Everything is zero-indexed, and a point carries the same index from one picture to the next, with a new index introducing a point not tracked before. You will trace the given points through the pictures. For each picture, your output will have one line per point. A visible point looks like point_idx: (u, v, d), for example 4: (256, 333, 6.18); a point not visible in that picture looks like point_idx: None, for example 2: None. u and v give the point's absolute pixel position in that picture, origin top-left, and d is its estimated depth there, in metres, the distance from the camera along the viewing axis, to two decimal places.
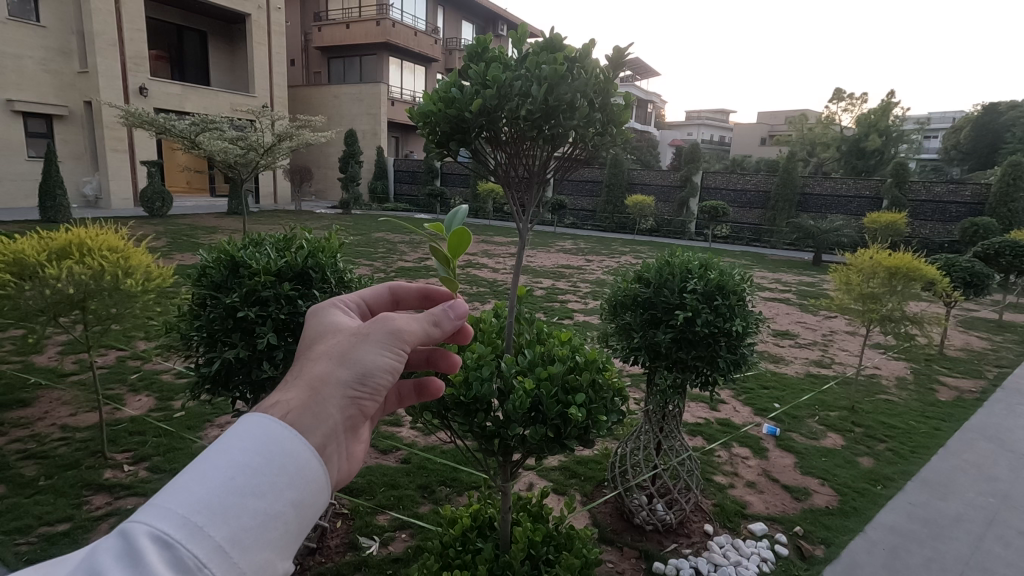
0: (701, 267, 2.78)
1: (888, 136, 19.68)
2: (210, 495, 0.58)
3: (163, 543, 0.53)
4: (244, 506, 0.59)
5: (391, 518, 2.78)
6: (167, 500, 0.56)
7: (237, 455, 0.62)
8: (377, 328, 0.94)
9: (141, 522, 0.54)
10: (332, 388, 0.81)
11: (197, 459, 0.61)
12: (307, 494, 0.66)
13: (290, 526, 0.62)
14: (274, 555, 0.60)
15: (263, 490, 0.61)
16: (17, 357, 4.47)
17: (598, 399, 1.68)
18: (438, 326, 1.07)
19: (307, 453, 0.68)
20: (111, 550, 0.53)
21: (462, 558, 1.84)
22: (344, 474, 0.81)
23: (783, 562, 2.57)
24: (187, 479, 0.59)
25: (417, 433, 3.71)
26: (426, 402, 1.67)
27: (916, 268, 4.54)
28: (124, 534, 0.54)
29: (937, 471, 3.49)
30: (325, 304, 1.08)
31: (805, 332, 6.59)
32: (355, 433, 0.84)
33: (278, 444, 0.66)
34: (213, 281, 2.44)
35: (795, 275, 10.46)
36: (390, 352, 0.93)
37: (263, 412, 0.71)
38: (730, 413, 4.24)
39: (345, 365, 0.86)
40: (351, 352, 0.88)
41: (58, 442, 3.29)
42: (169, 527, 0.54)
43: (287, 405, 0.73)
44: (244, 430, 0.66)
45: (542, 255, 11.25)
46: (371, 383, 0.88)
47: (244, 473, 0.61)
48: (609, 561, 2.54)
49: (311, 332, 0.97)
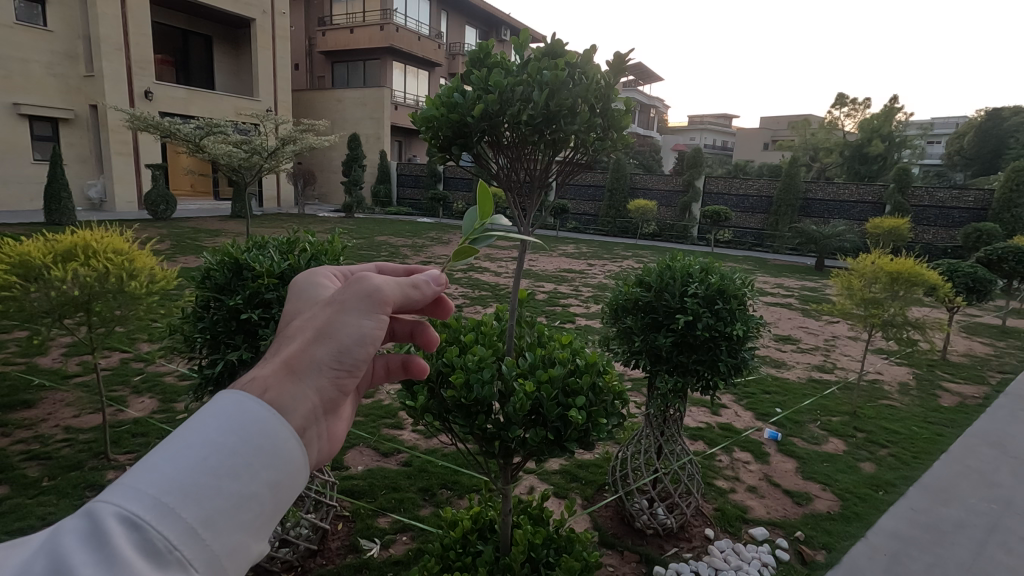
0: (702, 271, 2.79)
1: (891, 141, 19.58)
2: (183, 475, 0.58)
3: (131, 524, 0.53)
4: (217, 489, 0.59)
5: (392, 520, 2.79)
6: (134, 482, 0.56)
7: (212, 434, 0.63)
8: (355, 294, 0.92)
9: (108, 502, 0.54)
10: (311, 367, 0.81)
11: (171, 437, 0.62)
12: (282, 474, 0.66)
13: (264, 508, 0.63)
14: (249, 538, 0.61)
15: (236, 471, 0.61)
16: (22, 357, 4.51)
17: (599, 399, 1.70)
18: (421, 288, 1.06)
19: (283, 433, 0.68)
20: (75, 531, 0.53)
21: (462, 559, 1.86)
22: (326, 452, 0.81)
23: (783, 566, 2.58)
24: (160, 458, 0.59)
25: (419, 436, 3.71)
26: (428, 403, 1.67)
27: (919, 273, 4.50)
28: (91, 513, 0.54)
29: (939, 477, 3.48)
30: (308, 274, 1.07)
31: (806, 337, 6.59)
32: (336, 410, 0.84)
33: (253, 423, 0.66)
34: (216, 282, 2.44)
35: (797, 280, 10.46)
36: (370, 319, 0.92)
37: (239, 390, 0.70)
38: (732, 417, 4.24)
39: (322, 341, 0.85)
40: (330, 326, 0.87)
41: (61, 443, 3.31)
42: (138, 508, 0.54)
43: (264, 383, 0.72)
44: (218, 409, 0.66)
45: (544, 259, 11.25)
46: (353, 358, 0.88)
47: (216, 454, 0.61)
48: (609, 564, 2.54)
49: (294, 310, 0.98)
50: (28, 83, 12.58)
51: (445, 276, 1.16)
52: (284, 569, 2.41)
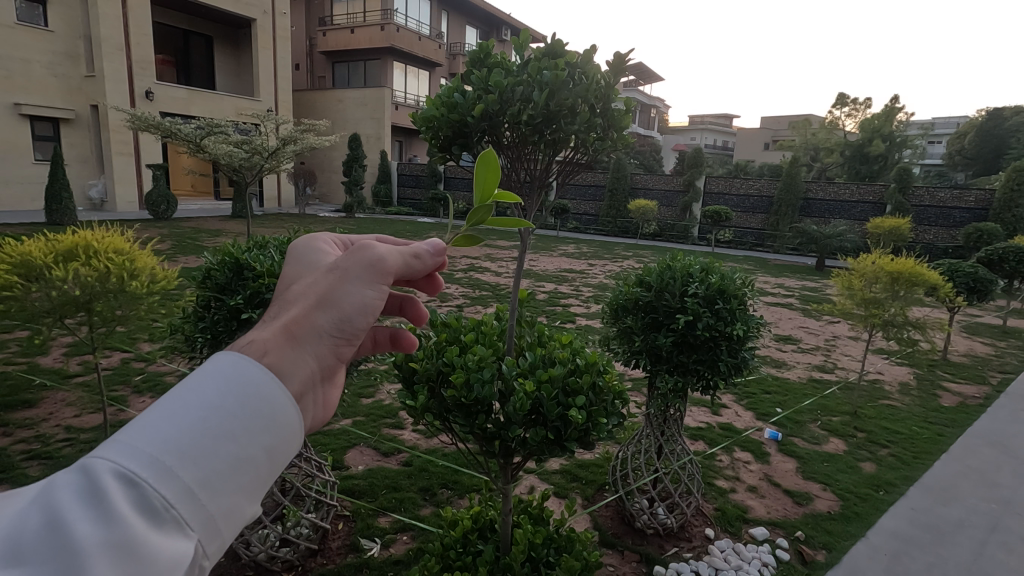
0: (702, 271, 2.80)
1: (892, 141, 19.55)
2: (179, 434, 0.56)
3: (128, 482, 0.52)
4: (215, 451, 0.57)
5: (393, 520, 2.79)
6: (131, 439, 0.55)
7: (209, 395, 0.61)
8: (357, 262, 0.90)
9: (104, 458, 0.53)
10: (312, 332, 0.78)
11: (167, 395, 0.60)
12: (281, 439, 0.64)
13: (261, 472, 0.61)
14: (246, 502, 0.60)
15: (234, 433, 0.59)
16: (23, 357, 4.51)
17: (599, 399, 1.71)
18: (420, 257, 1.06)
19: (283, 398, 0.66)
20: (71, 489, 0.53)
21: (463, 559, 1.86)
22: (321, 420, 0.79)
23: (784, 566, 2.58)
24: (156, 415, 0.58)
25: (419, 436, 3.71)
26: (428, 402, 1.67)
27: (919, 273, 4.50)
28: (86, 469, 0.53)
29: (940, 476, 3.48)
30: (307, 239, 1.05)
31: (806, 337, 6.58)
32: (333, 379, 0.82)
33: (251, 385, 0.63)
34: (216, 282, 2.44)
35: (797, 280, 10.46)
36: (372, 287, 0.90)
37: (237, 352, 0.68)
38: (732, 418, 4.23)
39: (324, 306, 0.83)
40: (332, 292, 0.85)
41: (62, 443, 3.32)
42: (134, 465, 0.53)
43: (263, 346, 0.70)
44: (217, 369, 0.64)
45: (545, 259, 11.25)
46: (354, 327, 0.85)
47: (214, 414, 0.59)
48: (609, 564, 2.55)
49: (294, 274, 0.96)
50: (29, 83, 12.59)
51: (444, 248, 1.15)
52: (285, 569, 2.42)
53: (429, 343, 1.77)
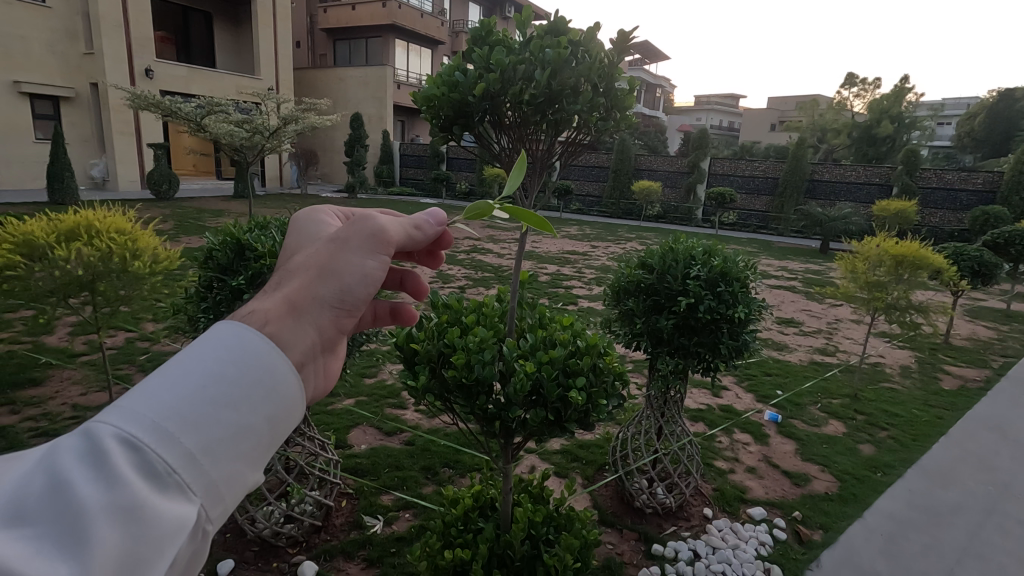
0: (705, 254, 2.78)
1: (901, 123, 19.23)
2: (177, 402, 0.56)
3: (131, 446, 0.53)
4: (215, 420, 0.57)
5: (395, 498, 2.84)
6: (133, 403, 0.56)
7: (209, 363, 0.61)
8: (357, 231, 0.90)
9: (106, 422, 0.54)
10: (313, 304, 0.78)
11: (167, 362, 0.60)
12: (281, 406, 0.64)
13: (262, 438, 0.61)
14: (247, 468, 0.60)
15: (233, 401, 0.59)
16: (29, 337, 4.54)
17: (600, 381, 1.72)
18: (420, 230, 1.05)
19: (283, 366, 0.65)
20: (74, 451, 0.54)
21: (464, 537, 1.90)
22: (322, 390, 0.80)
23: (781, 546, 2.63)
24: (157, 381, 0.58)
25: (421, 416, 3.75)
26: (429, 383, 1.67)
27: (923, 257, 4.47)
28: (89, 433, 0.54)
29: (938, 459, 3.51)
30: (308, 211, 1.05)
31: (809, 320, 6.57)
32: (334, 349, 0.82)
33: (251, 353, 0.63)
34: (219, 263, 2.44)
35: (800, 263, 10.42)
36: (371, 260, 0.90)
37: (238, 320, 0.68)
38: (732, 399, 4.25)
39: (325, 278, 0.82)
40: (332, 263, 0.85)
41: (68, 420, 3.37)
42: (135, 428, 0.54)
43: (264, 315, 0.70)
44: (218, 336, 0.64)
45: (548, 241, 11.19)
46: (353, 300, 0.85)
47: (213, 383, 0.59)
48: (609, 543, 2.60)
49: (296, 246, 0.96)
50: (29, 60, 12.49)
51: (445, 216, 1.15)
52: (289, 545, 2.48)
53: (430, 324, 1.78)
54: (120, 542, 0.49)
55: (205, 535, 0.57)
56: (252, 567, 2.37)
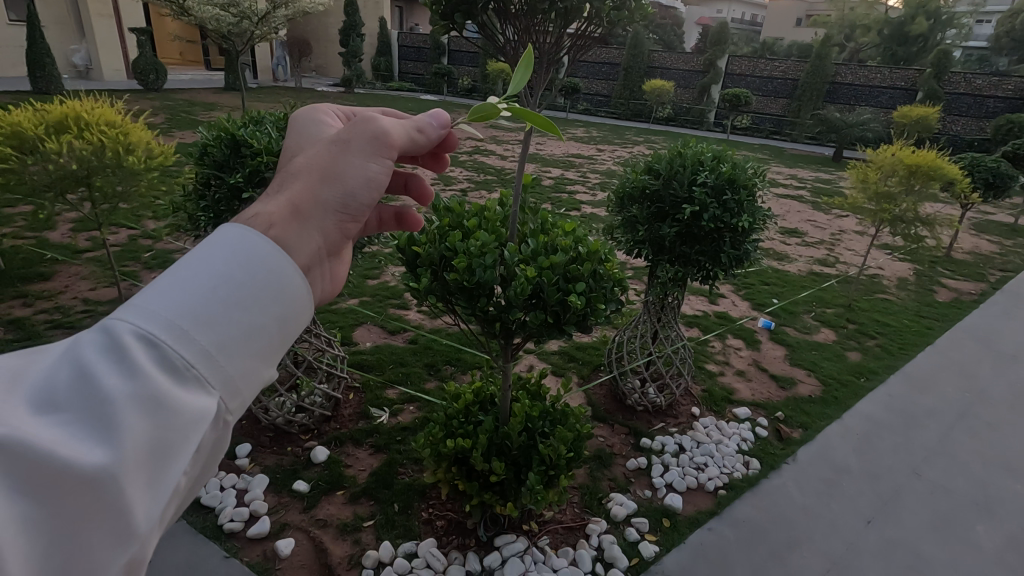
0: (714, 160, 2.70)
1: (937, 19, 17.83)
2: (190, 300, 0.56)
3: (148, 342, 0.53)
4: (227, 316, 0.57)
5: (400, 392, 2.99)
6: (147, 301, 0.56)
7: (218, 263, 0.60)
8: (358, 134, 0.88)
9: (122, 319, 0.54)
10: (317, 208, 0.77)
11: (177, 261, 0.59)
12: (291, 306, 0.63)
13: (274, 337, 0.61)
14: (262, 363, 0.60)
15: (245, 299, 0.59)
16: (33, 233, 4.56)
17: (600, 287, 1.74)
18: (423, 132, 1.02)
19: (290, 269, 0.65)
20: (93, 346, 0.54)
21: (465, 428, 2.03)
22: (327, 295, 0.80)
23: (761, 442, 2.82)
24: (167, 280, 0.58)
25: (424, 316, 3.84)
26: (431, 286, 1.70)
27: (938, 167, 4.35)
28: (107, 328, 0.55)
29: (921, 367, 3.65)
30: (309, 110, 1.01)
31: (813, 230, 6.52)
32: (339, 253, 0.81)
33: (258, 255, 0.63)
34: (215, 160, 2.38)
35: (811, 172, 10.15)
36: (373, 164, 0.87)
37: (243, 223, 0.67)
38: (728, 307, 4.34)
39: (327, 181, 0.81)
40: (334, 167, 0.82)
41: (82, 315, 3.47)
42: (150, 324, 0.54)
43: (268, 219, 0.69)
44: (224, 238, 0.63)
45: (553, 143, 10.83)
46: (355, 206, 0.84)
47: (225, 282, 0.59)
48: (600, 436, 2.79)
49: (296, 147, 0.93)
50: None
51: (449, 118, 1.10)
52: (302, 432, 2.66)
53: (432, 228, 1.78)
54: (147, 430, 0.51)
55: (226, 426, 0.58)
56: (268, 451, 2.56)
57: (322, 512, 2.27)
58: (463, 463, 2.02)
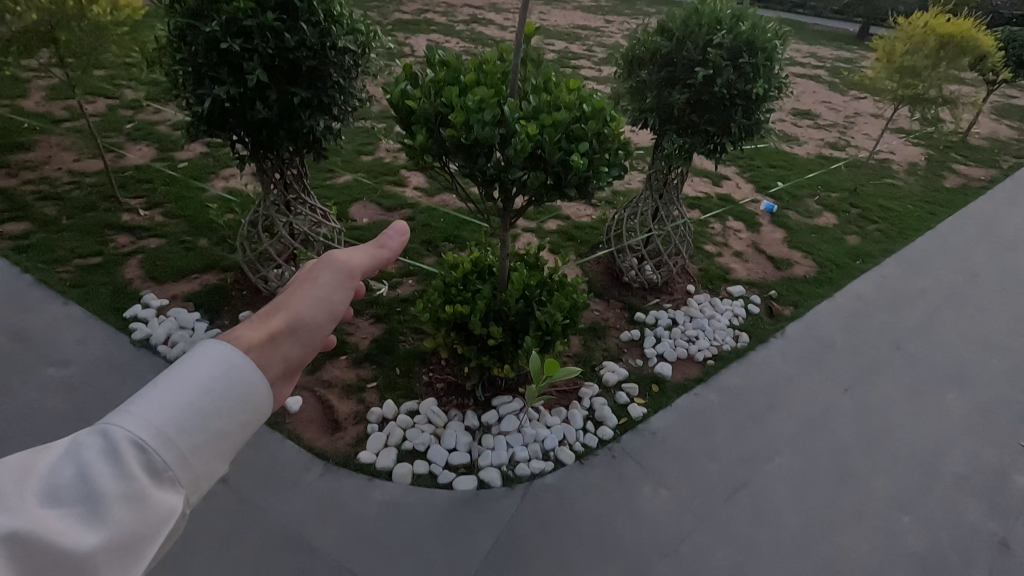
0: (733, 18, 2.47)
1: None
2: (178, 409, 0.59)
3: (137, 448, 0.56)
4: (202, 429, 0.60)
5: (398, 267, 3.00)
6: (135, 408, 0.58)
7: (202, 378, 0.63)
8: (327, 271, 0.94)
9: (117, 424, 0.57)
10: (286, 332, 0.80)
11: (166, 371, 0.62)
12: (253, 421, 0.66)
13: (237, 446, 0.64)
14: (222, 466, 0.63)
15: (219, 417, 0.62)
16: (4, 100, 4.30)
17: (603, 148, 1.66)
18: (384, 250, 1.06)
19: (262, 384, 0.68)
20: (89, 443, 0.56)
21: (463, 296, 2.06)
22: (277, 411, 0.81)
23: (752, 318, 2.89)
24: (154, 392, 0.60)
25: (421, 194, 3.75)
26: (427, 144, 1.62)
27: (972, 39, 4.03)
28: (100, 433, 0.57)
29: (918, 251, 3.65)
30: None
31: (828, 112, 6.21)
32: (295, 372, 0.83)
33: (235, 366, 0.66)
34: (187, 6, 2.13)
35: (833, 49, 9.46)
36: (338, 291, 0.92)
37: (223, 342, 0.70)
38: (731, 189, 4.24)
39: (295, 312, 0.84)
40: (300, 299, 0.87)
41: (69, 186, 3.39)
42: (143, 431, 0.57)
43: (247, 342, 0.72)
44: (206, 351, 0.66)
45: (557, 13, 9.96)
46: (320, 328, 0.87)
47: (205, 399, 0.62)
48: (596, 311, 2.85)
49: None
50: None
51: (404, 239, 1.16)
52: None
53: (427, 81, 1.66)
54: (138, 522, 0.54)
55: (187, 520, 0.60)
56: None
57: (327, 374, 2.37)
58: (462, 329, 2.08)
